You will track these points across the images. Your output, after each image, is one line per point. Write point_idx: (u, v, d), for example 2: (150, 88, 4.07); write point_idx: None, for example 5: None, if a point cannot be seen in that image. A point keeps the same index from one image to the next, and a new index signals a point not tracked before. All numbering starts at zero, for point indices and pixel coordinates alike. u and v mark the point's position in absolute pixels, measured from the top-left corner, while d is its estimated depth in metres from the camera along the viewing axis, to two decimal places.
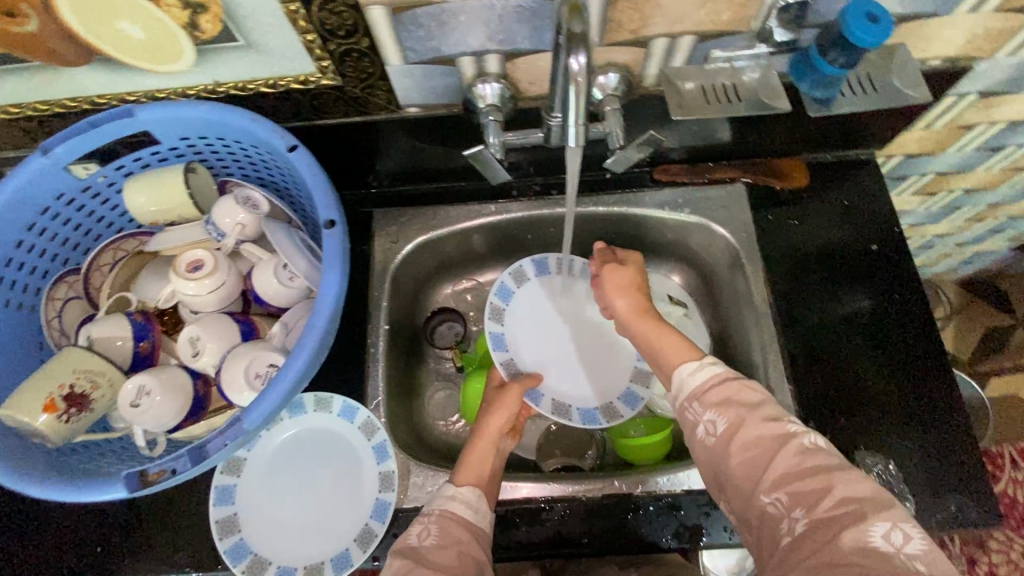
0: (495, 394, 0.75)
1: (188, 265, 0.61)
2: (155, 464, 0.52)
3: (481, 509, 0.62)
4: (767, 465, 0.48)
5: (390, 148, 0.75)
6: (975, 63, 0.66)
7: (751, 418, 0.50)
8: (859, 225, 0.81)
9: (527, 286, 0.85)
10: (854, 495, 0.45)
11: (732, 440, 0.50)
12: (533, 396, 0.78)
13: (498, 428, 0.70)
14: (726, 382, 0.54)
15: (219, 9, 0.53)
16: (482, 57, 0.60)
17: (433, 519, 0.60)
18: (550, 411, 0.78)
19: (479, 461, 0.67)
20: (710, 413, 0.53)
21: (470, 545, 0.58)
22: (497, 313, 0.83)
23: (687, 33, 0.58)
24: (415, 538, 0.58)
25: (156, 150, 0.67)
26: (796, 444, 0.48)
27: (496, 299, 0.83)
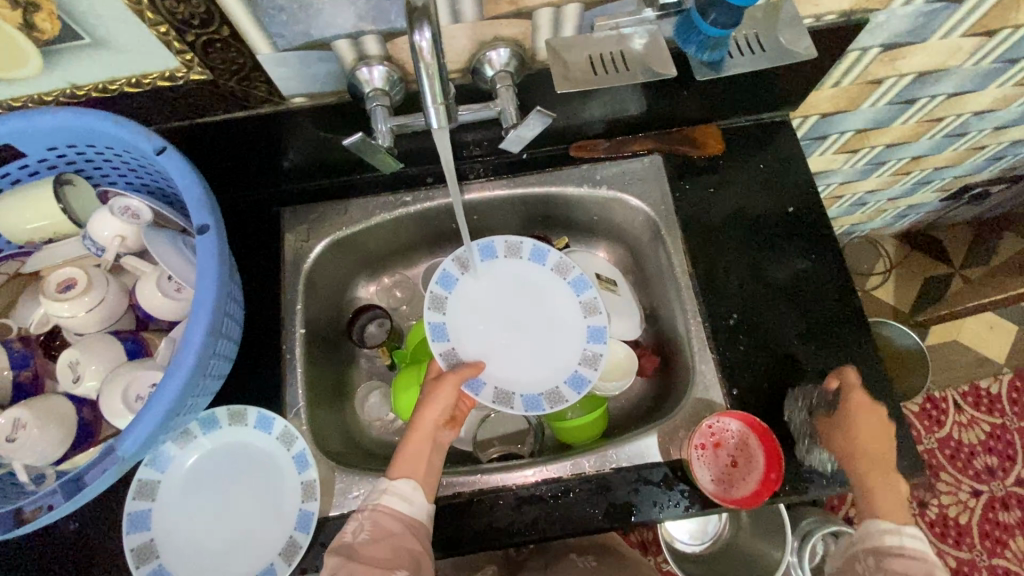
0: (430, 385, 0.71)
1: (58, 285, 0.57)
2: (31, 502, 0.48)
3: (417, 501, 0.62)
4: None
5: (285, 143, 0.71)
6: (870, 16, 0.65)
7: None
8: (775, 187, 0.80)
9: (471, 272, 0.81)
10: None
11: None
12: (474, 387, 0.74)
13: (432, 421, 0.68)
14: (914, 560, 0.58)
15: (52, 6, 0.49)
16: (359, 40, 0.57)
17: (366, 515, 0.61)
18: (491, 400, 0.74)
19: (412, 460, 0.65)
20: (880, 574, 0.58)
21: (403, 537, 0.60)
22: (437, 302, 0.78)
23: (569, 1, 0.55)
24: (349, 534, 0.59)
25: (23, 163, 0.62)
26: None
27: (437, 287, 0.78)
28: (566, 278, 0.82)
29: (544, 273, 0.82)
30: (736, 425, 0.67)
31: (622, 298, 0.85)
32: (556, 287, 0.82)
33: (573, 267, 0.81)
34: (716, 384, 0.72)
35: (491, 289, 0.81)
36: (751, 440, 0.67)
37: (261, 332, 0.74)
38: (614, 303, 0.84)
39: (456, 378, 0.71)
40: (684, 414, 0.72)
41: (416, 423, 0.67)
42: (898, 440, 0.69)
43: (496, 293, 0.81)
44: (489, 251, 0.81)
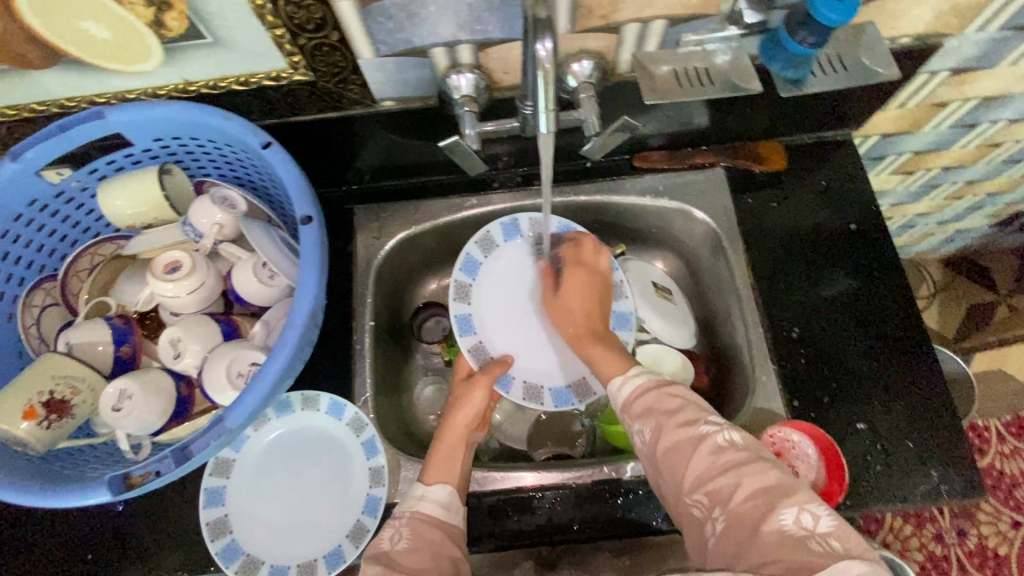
0: (463, 387, 0.73)
1: (165, 266, 0.61)
2: (139, 467, 0.51)
3: (455, 507, 0.62)
4: (686, 468, 0.51)
5: (366, 143, 0.74)
6: (944, 40, 0.67)
7: (669, 426, 0.53)
8: (835, 204, 0.81)
9: (495, 255, 0.83)
10: (763, 487, 0.47)
11: (657, 446, 0.53)
12: (504, 383, 0.77)
13: (465, 424, 0.69)
14: (649, 392, 0.58)
15: (185, 7, 0.53)
16: (455, 48, 0.60)
17: (404, 523, 0.59)
18: (522, 397, 0.77)
19: (444, 465, 0.65)
20: (639, 423, 0.56)
21: (443, 545, 0.57)
22: (463, 290, 0.80)
23: (658, 17, 0.58)
24: (386, 542, 0.57)
25: (129, 152, 0.66)
26: (710, 443, 0.51)
27: (462, 274, 0.81)
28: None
29: None
30: (803, 438, 0.67)
31: (677, 307, 0.86)
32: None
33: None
34: (777, 396, 0.73)
35: (514, 272, 0.83)
36: (812, 452, 0.66)
37: (334, 323, 0.78)
38: (668, 309, 0.85)
39: (488, 380, 0.73)
40: (742, 424, 0.73)
41: (448, 425, 0.69)
42: (959, 459, 0.69)
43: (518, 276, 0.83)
44: (511, 232, 0.83)
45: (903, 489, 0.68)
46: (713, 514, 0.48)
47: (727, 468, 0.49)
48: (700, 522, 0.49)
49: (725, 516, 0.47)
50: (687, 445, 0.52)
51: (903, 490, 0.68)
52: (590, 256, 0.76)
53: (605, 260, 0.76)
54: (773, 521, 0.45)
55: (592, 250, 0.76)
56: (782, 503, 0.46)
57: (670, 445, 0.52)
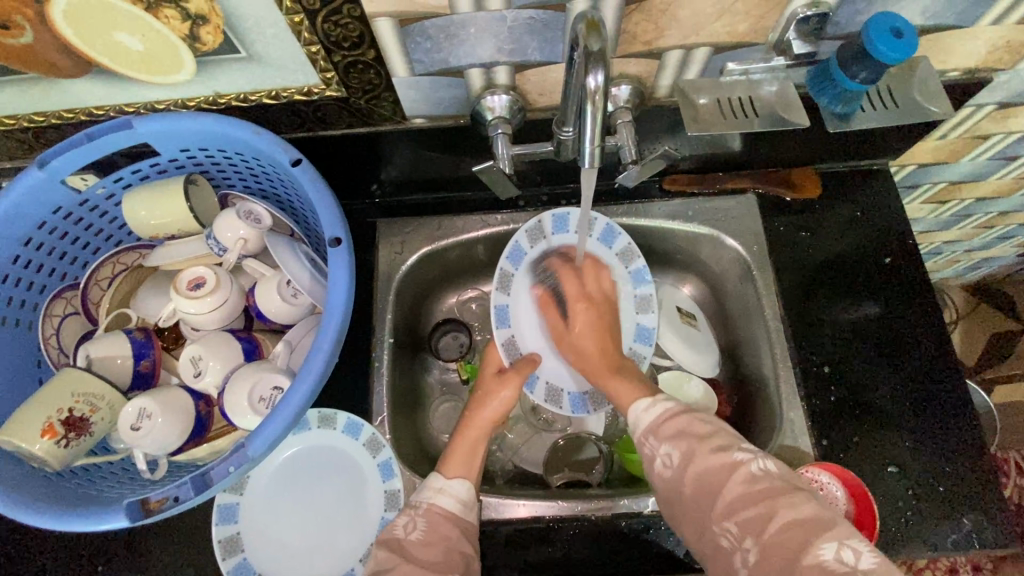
0: (493, 383, 0.72)
1: (188, 284, 0.60)
2: (157, 491, 0.51)
3: (470, 503, 0.61)
4: (718, 494, 0.49)
5: (393, 158, 0.73)
6: (995, 75, 0.64)
7: (701, 449, 0.51)
8: (870, 235, 0.79)
9: (543, 245, 0.78)
10: (797, 519, 0.45)
11: (685, 471, 0.51)
12: (530, 382, 0.76)
13: (492, 419, 0.69)
14: (677, 416, 0.55)
15: (220, 21, 0.51)
16: (491, 69, 0.58)
17: (421, 512, 0.59)
18: (543, 399, 0.76)
19: (464, 459, 0.64)
20: (666, 446, 0.54)
21: (457, 540, 0.57)
22: (505, 281, 0.76)
23: (702, 45, 0.56)
24: (400, 529, 0.57)
25: (155, 162, 0.65)
26: (744, 472, 0.49)
27: (506, 264, 0.77)
28: (627, 267, 0.80)
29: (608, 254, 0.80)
30: (832, 479, 0.65)
31: (701, 333, 0.84)
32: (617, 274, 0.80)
33: (637, 256, 0.80)
34: (804, 433, 0.72)
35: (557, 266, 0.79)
36: (840, 495, 0.64)
37: (355, 340, 0.77)
38: (693, 333, 0.83)
39: (518, 378, 0.72)
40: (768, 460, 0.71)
41: (473, 420, 0.68)
42: (991, 508, 0.67)
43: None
44: (562, 224, 0.78)
45: (931, 536, 0.66)
46: (744, 544, 0.46)
47: (762, 498, 0.47)
48: (729, 552, 0.47)
49: (758, 546, 0.46)
50: (719, 474, 0.49)
51: (934, 536, 0.66)
52: (593, 283, 0.76)
53: (606, 282, 0.77)
54: (811, 556, 0.43)
55: (595, 275, 0.77)
56: (819, 538, 0.44)
57: (702, 469, 0.50)
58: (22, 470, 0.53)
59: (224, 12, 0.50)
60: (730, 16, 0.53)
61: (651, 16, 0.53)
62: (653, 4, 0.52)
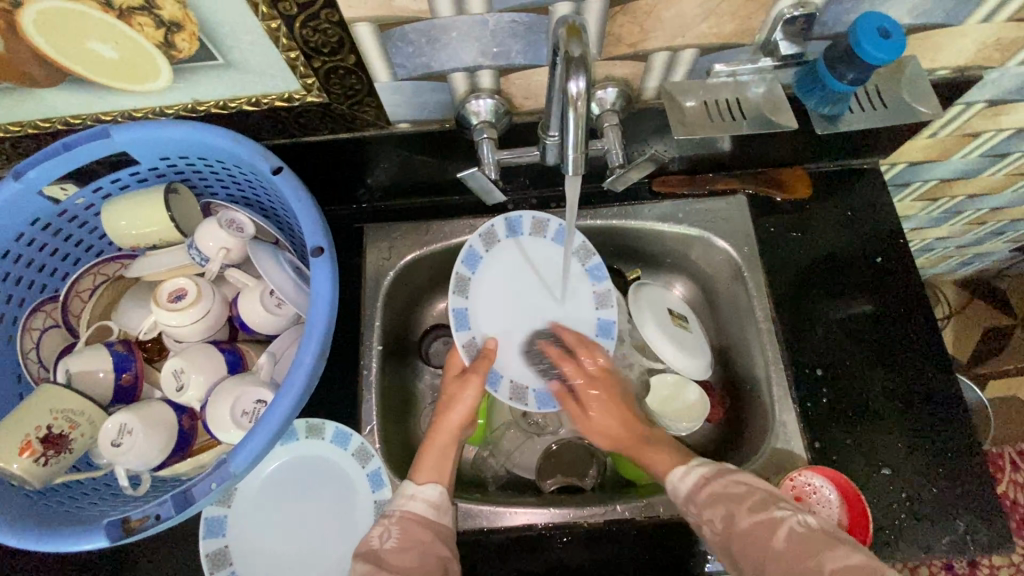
0: (456, 384, 0.70)
1: (170, 296, 0.59)
2: (138, 510, 0.50)
3: (445, 507, 0.61)
4: (765, 550, 0.50)
5: (378, 163, 0.72)
6: (985, 73, 0.64)
7: (740, 509, 0.54)
8: (861, 235, 0.79)
9: (497, 248, 0.78)
10: (844, 566, 0.47)
11: (732, 531, 0.53)
12: (493, 380, 0.73)
13: (460, 422, 0.68)
14: (713, 480, 0.58)
15: (195, 29, 0.50)
16: (476, 73, 0.57)
17: (393, 520, 0.59)
18: (509, 397, 0.73)
19: (435, 464, 0.64)
20: (706, 511, 0.56)
21: (433, 544, 0.57)
22: (463, 283, 0.74)
23: (688, 46, 0.56)
24: (376, 540, 0.57)
25: (135, 170, 0.64)
26: (787, 528, 0.51)
27: (462, 268, 0.75)
28: (584, 264, 0.79)
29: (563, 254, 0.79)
30: (824, 482, 0.65)
31: (693, 334, 0.83)
32: (574, 273, 0.79)
33: (593, 254, 0.79)
34: (797, 437, 0.71)
35: (513, 269, 0.78)
36: (834, 498, 0.64)
37: (342, 348, 0.76)
38: (686, 337, 0.82)
39: (480, 377, 0.69)
40: (761, 463, 0.70)
41: (441, 424, 0.67)
42: (985, 510, 0.67)
43: (517, 274, 0.78)
44: (514, 229, 0.78)
45: (925, 538, 0.66)
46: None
47: (807, 550, 0.49)
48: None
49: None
50: (760, 531, 0.51)
51: (927, 538, 0.66)
52: (588, 362, 0.74)
53: (601, 358, 0.74)
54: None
55: (588, 351, 0.74)
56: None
57: (746, 529, 0.52)
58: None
59: (199, 19, 0.49)
60: (716, 18, 0.53)
61: (636, 17, 0.52)
62: (638, 5, 0.51)
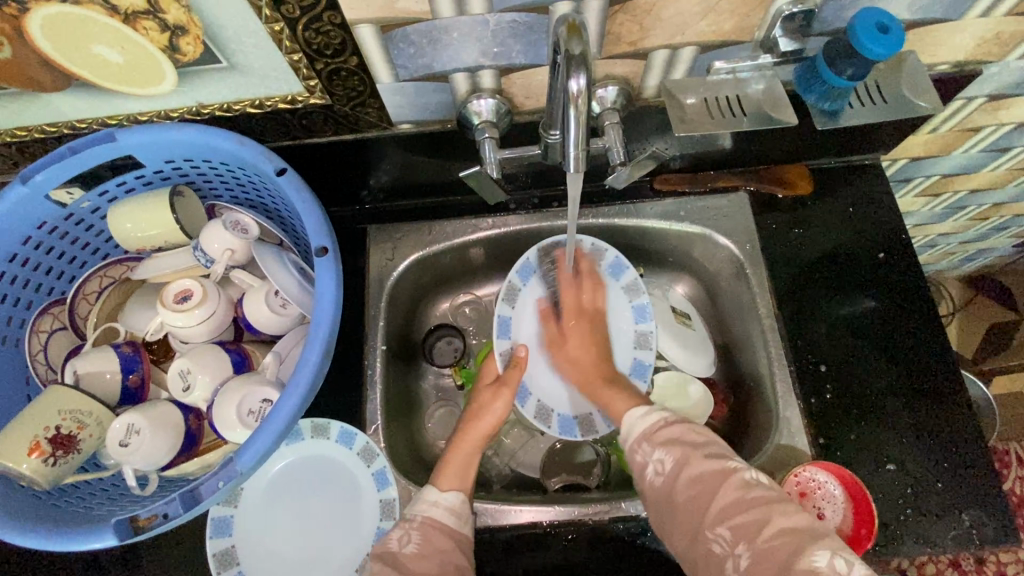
0: (487, 394, 0.71)
1: (176, 297, 0.60)
2: (146, 509, 0.51)
3: (464, 515, 0.61)
4: (710, 500, 0.50)
5: (381, 164, 0.72)
6: (985, 67, 0.64)
7: (695, 456, 0.53)
8: (864, 230, 0.79)
9: (551, 269, 0.79)
10: (792, 527, 0.47)
11: (680, 475, 0.52)
12: (521, 396, 0.76)
13: (488, 432, 0.68)
14: (669, 426, 0.57)
15: (200, 32, 0.51)
16: (476, 73, 0.58)
17: (415, 526, 0.59)
18: (532, 416, 0.75)
19: (458, 471, 0.64)
20: (659, 452, 0.55)
21: (452, 553, 0.57)
22: (511, 293, 0.78)
23: (688, 44, 0.56)
24: (394, 543, 0.57)
25: (140, 174, 0.65)
26: (737, 479, 0.50)
27: (514, 277, 0.78)
28: (631, 301, 0.80)
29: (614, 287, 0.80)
30: (829, 478, 0.65)
31: (697, 332, 0.83)
32: (619, 306, 0.80)
33: (642, 293, 0.80)
34: (802, 432, 0.71)
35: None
36: (839, 494, 0.65)
37: (346, 348, 0.76)
38: (689, 335, 0.82)
39: (511, 390, 0.71)
40: (766, 459, 0.71)
41: (468, 432, 0.68)
42: (991, 504, 0.67)
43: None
44: (573, 250, 0.79)
45: (931, 533, 0.66)
46: (736, 550, 0.47)
47: (755, 505, 0.48)
48: (721, 558, 0.48)
49: (751, 551, 0.47)
50: (713, 478, 0.51)
51: (933, 533, 0.66)
52: (587, 294, 0.77)
53: (602, 299, 0.77)
54: (806, 560, 0.44)
55: (592, 288, 0.77)
56: (815, 545, 0.45)
57: (697, 475, 0.51)
58: (9, 489, 0.52)
59: (203, 23, 0.50)
60: (715, 15, 0.53)
61: (635, 16, 0.52)
62: (637, 4, 0.51)
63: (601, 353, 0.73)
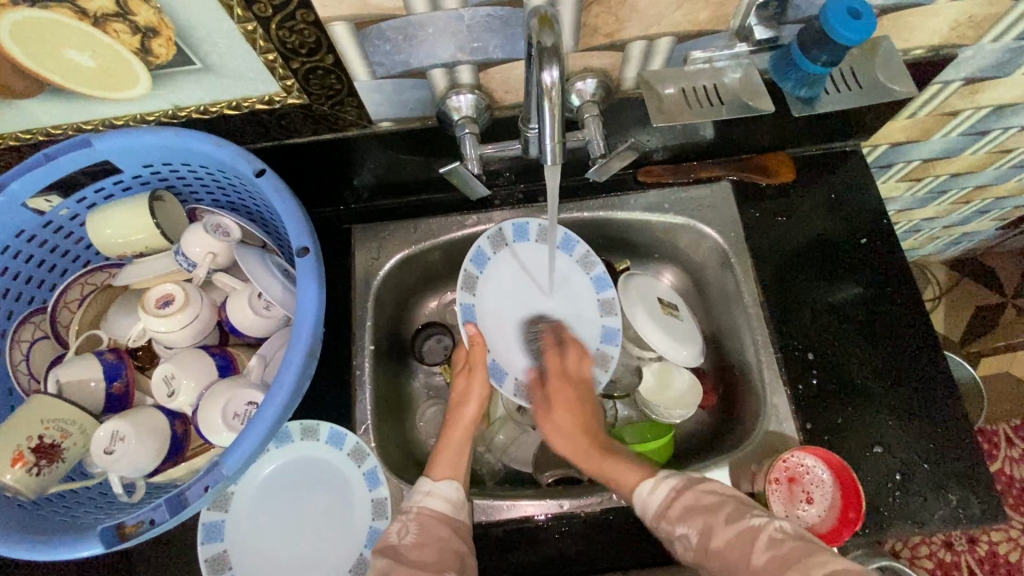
0: (463, 380, 0.71)
1: (156, 302, 0.60)
2: (132, 515, 0.51)
3: (461, 504, 0.61)
4: (746, 560, 0.50)
5: (364, 162, 0.72)
6: (959, 51, 0.64)
7: (715, 523, 0.53)
8: (846, 217, 0.79)
9: (504, 252, 0.80)
10: (835, 573, 0.46)
11: (709, 545, 0.52)
12: (498, 376, 0.75)
13: (473, 417, 0.69)
14: (681, 492, 0.56)
15: (171, 33, 0.50)
16: (455, 69, 0.58)
17: (411, 517, 0.59)
18: (514, 394, 0.74)
19: (451, 462, 0.64)
20: (680, 527, 0.54)
21: (450, 540, 0.57)
22: (470, 281, 0.77)
23: (664, 34, 0.56)
24: (394, 536, 0.57)
25: (119, 179, 0.64)
26: (765, 535, 0.50)
27: (470, 265, 0.78)
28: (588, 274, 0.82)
29: (568, 263, 0.82)
30: (817, 463, 0.66)
31: (684, 322, 0.83)
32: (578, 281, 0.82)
33: (596, 263, 0.82)
34: (789, 418, 0.72)
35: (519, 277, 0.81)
36: (827, 479, 0.66)
37: (333, 348, 0.76)
38: (677, 327, 0.81)
39: (484, 369, 0.71)
40: (755, 446, 0.71)
41: (456, 423, 0.68)
42: (976, 482, 0.68)
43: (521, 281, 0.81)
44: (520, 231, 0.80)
45: (919, 513, 0.67)
46: None
47: (788, 561, 0.48)
48: None
49: None
50: (742, 540, 0.51)
51: (921, 514, 0.67)
52: (576, 362, 0.74)
53: (587, 365, 0.74)
54: None
55: (576, 352, 0.75)
56: None
57: (722, 545, 0.51)
58: None
59: (175, 24, 0.49)
60: (690, 5, 0.53)
61: (610, 8, 0.52)
62: None
63: (591, 418, 0.69)
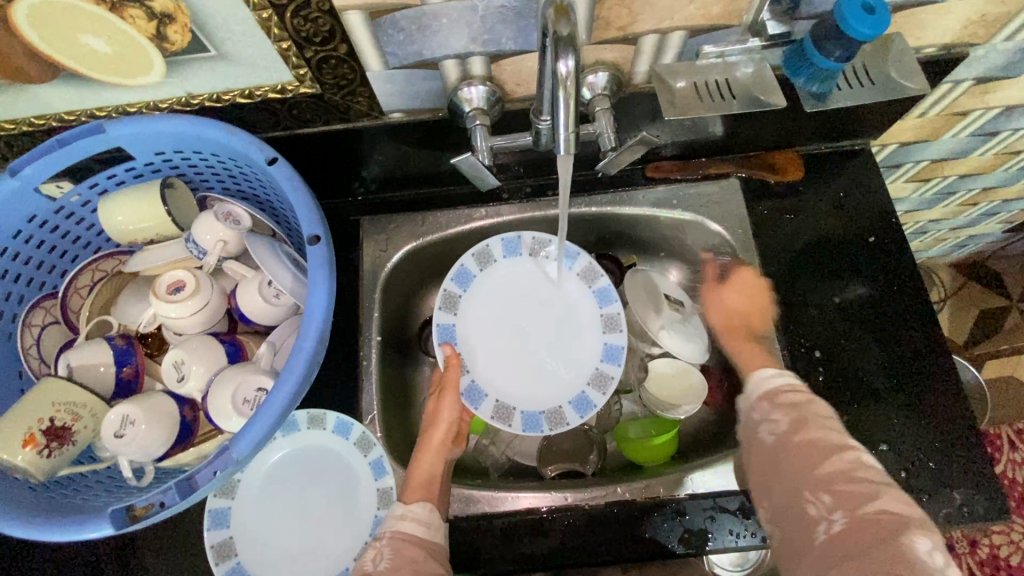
0: (434, 403, 0.72)
1: (168, 288, 0.60)
2: (143, 498, 0.51)
3: (434, 523, 0.60)
4: (816, 467, 0.50)
5: (374, 154, 0.72)
6: (971, 50, 0.64)
7: (813, 418, 0.53)
8: (853, 215, 0.79)
9: (491, 269, 0.82)
10: (893, 510, 0.47)
11: (794, 436, 0.53)
12: (475, 399, 0.76)
13: (443, 439, 0.68)
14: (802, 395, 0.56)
15: (187, 20, 0.51)
16: (467, 60, 0.58)
17: (386, 543, 0.57)
18: (490, 416, 0.75)
19: (424, 483, 0.63)
20: (776, 414, 0.55)
21: (425, 562, 0.56)
22: (450, 300, 0.80)
23: (677, 28, 0.56)
24: (368, 564, 0.55)
25: (131, 166, 0.65)
26: (853, 456, 0.50)
27: (452, 284, 0.80)
28: (591, 287, 0.83)
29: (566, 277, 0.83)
30: None
31: (691, 319, 0.83)
32: (579, 293, 0.83)
33: (601, 276, 0.82)
34: None
35: (507, 292, 0.83)
36: None
37: (340, 339, 0.76)
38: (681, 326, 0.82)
39: (456, 390, 0.72)
40: None
41: (426, 444, 0.67)
42: (981, 481, 0.68)
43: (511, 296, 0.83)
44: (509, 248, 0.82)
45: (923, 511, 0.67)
46: (833, 515, 0.48)
47: (858, 477, 0.48)
48: (815, 521, 0.48)
49: (847, 519, 0.47)
50: (827, 449, 0.51)
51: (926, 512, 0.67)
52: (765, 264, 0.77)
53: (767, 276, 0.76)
54: (907, 540, 0.45)
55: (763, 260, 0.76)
56: (917, 531, 0.45)
57: (807, 440, 0.52)
58: (5, 482, 0.52)
59: (191, 11, 0.49)
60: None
61: (624, 1, 0.52)
62: None
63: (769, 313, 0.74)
